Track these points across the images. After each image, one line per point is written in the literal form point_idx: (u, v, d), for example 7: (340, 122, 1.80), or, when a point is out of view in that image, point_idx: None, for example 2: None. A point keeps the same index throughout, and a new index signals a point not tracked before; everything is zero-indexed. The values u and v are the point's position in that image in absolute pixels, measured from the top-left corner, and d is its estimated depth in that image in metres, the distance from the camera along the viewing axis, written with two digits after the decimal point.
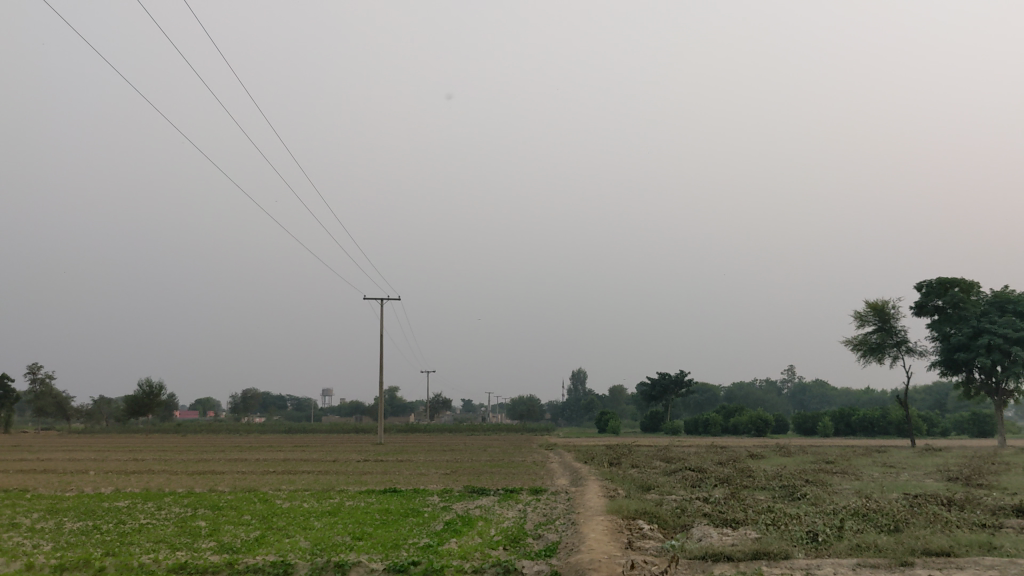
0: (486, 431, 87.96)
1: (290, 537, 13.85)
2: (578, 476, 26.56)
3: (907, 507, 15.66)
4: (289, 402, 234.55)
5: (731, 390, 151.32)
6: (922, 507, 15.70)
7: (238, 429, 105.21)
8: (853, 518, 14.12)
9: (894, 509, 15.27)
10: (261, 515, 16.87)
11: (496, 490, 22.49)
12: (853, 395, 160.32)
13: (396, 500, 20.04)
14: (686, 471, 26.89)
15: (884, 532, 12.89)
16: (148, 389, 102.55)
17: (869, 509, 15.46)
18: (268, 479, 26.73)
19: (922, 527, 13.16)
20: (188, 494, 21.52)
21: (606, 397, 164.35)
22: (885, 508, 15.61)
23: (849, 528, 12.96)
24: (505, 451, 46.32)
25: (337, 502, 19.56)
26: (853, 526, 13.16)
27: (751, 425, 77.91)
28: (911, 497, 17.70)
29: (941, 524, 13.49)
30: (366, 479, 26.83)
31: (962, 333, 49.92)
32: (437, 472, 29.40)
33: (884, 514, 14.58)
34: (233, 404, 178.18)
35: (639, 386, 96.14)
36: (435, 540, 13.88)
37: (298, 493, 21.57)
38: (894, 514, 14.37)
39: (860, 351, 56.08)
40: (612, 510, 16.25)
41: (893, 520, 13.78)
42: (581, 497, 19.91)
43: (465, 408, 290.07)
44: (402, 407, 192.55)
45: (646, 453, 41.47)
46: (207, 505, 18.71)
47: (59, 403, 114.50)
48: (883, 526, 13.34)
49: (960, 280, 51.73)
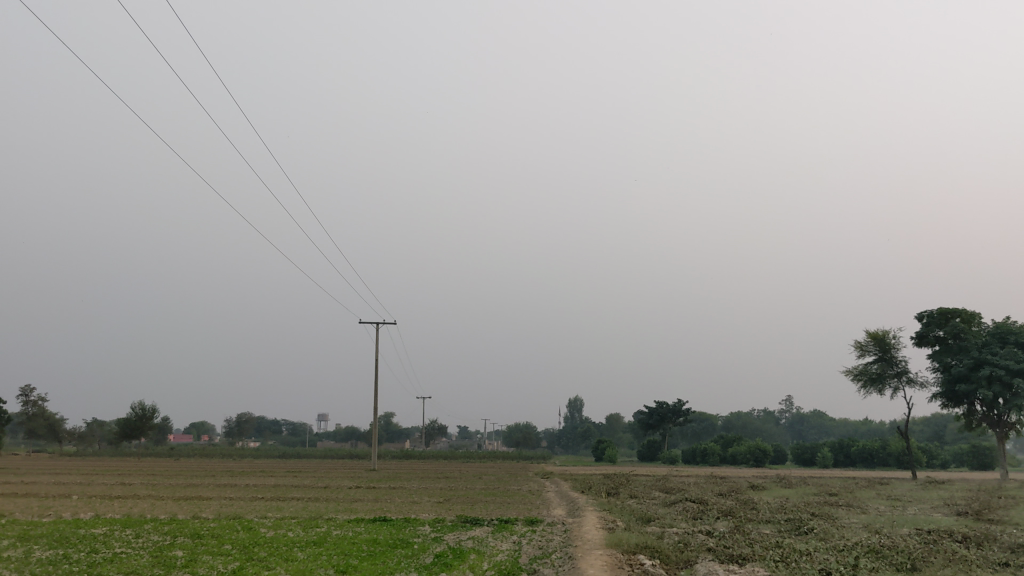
0: (481, 457, 87.16)
1: (270, 570, 13.11)
2: (575, 506, 25.72)
3: (923, 545, 14.89)
4: (284, 427, 233.24)
5: (729, 420, 150.41)
6: (938, 544, 14.93)
7: (231, 453, 104.00)
8: (867, 556, 13.41)
9: (907, 546, 14.58)
10: (244, 544, 16.08)
11: (489, 520, 21.77)
12: (851, 427, 159.22)
13: (385, 530, 19.25)
14: (687, 502, 26.09)
15: (900, 571, 12.17)
16: (141, 412, 101.19)
17: (883, 545, 14.68)
18: (255, 505, 25.84)
19: (941, 566, 12.42)
20: (169, 520, 20.72)
21: (603, 426, 163.36)
22: (900, 544, 14.84)
23: (863, 566, 12.23)
24: (500, 479, 45.48)
25: (324, 531, 18.79)
26: (868, 565, 12.42)
27: (749, 455, 77.11)
28: (923, 533, 16.92)
29: (959, 564, 12.76)
30: (357, 506, 25.99)
31: (963, 363, 49.23)
32: (430, 500, 28.54)
33: (900, 550, 13.89)
34: (227, 428, 176.70)
35: (636, 415, 95.24)
36: None
37: (284, 521, 20.77)
38: (909, 552, 13.63)
39: (860, 382, 55.36)
40: (611, 543, 15.53)
41: (911, 558, 13.06)
42: (577, 529, 19.13)
43: (461, 435, 288.98)
44: (397, 433, 191.09)
45: (644, 483, 40.55)
46: (188, 533, 17.89)
47: (51, 426, 113.16)
48: (898, 564, 12.62)
49: (961, 310, 51.12)
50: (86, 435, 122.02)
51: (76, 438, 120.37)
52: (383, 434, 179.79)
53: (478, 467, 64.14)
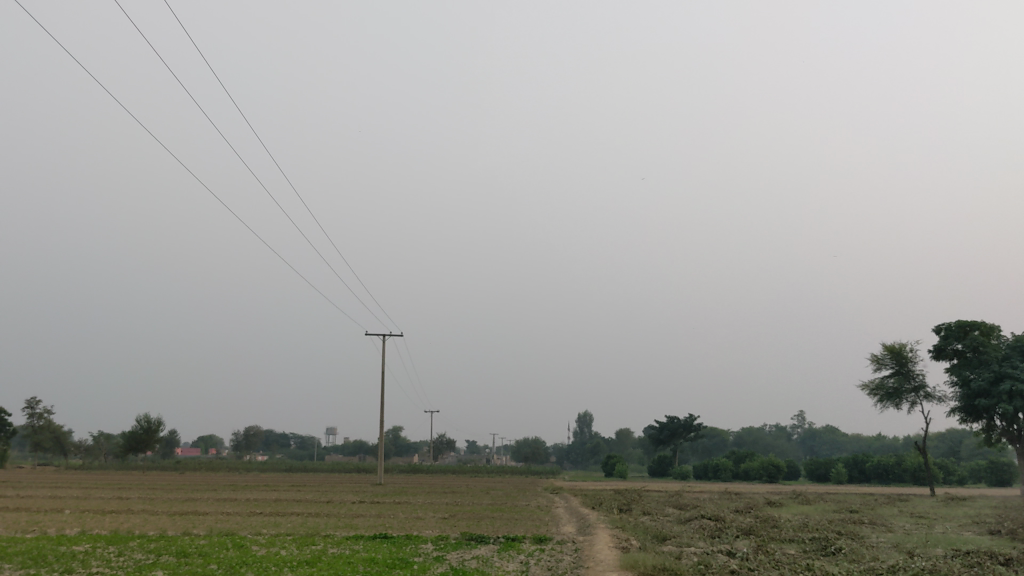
0: (490, 473, 85.79)
1: None
2: (586, 523, 24.57)
3: (965, 568, 13.66)
4: (293, 440, 232.59)
5: (741, 436, 148.90)
6: (981, 568, 13.70)
7: (238, 466, 102.68)
8: None
9: (950, 569, 13.36)
10: (230, 564, 14.93)
11: (495, 538, 20.61)
12: (864, 442, 157.47)
13: (384, 549, 18.07)
14: (703, 520, 24.96)
15: None
16: (146, 425, 100.18)
17: (923, 569, 13.49)
18: (251, 521, 24.64)
19: None
20: (157, 536, 19.67)
21: (614, 441, 161.77)
22: (938, 568, 13.62)
23: None
24: (508, 494, 44.23)
25: (321, 550, 17.65)
26: None
27: (762, 471, 75.63)
28: (961, 554, 15.78)
29: None
30: (357, 522, 24.76)
31: (983, 378, 47.90)
32: (433, 516, 27.36)
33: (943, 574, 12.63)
34: (235, 441, 175.65)
35: (647, 429, 93.83)
36: None
37: (278, 538, 19.70)
38: None
39: (877, 397, 53.97)
40: (628, 565, 14.33)
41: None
42: (590, 548, 18.00)
43: (471, 450, 288.22)
44: (405, 448, 189.65)
45: (658, 498, 39.05)
46: (174, 551, 16.75)
47: (57, 438, 112.20)
48: None
49: (980, 323, 49.84)
50: (92, 448, 120.95)
51: (83, 451, 119.48)
52: (392, 449, 178.47)
53: (487, 482, 63.02)
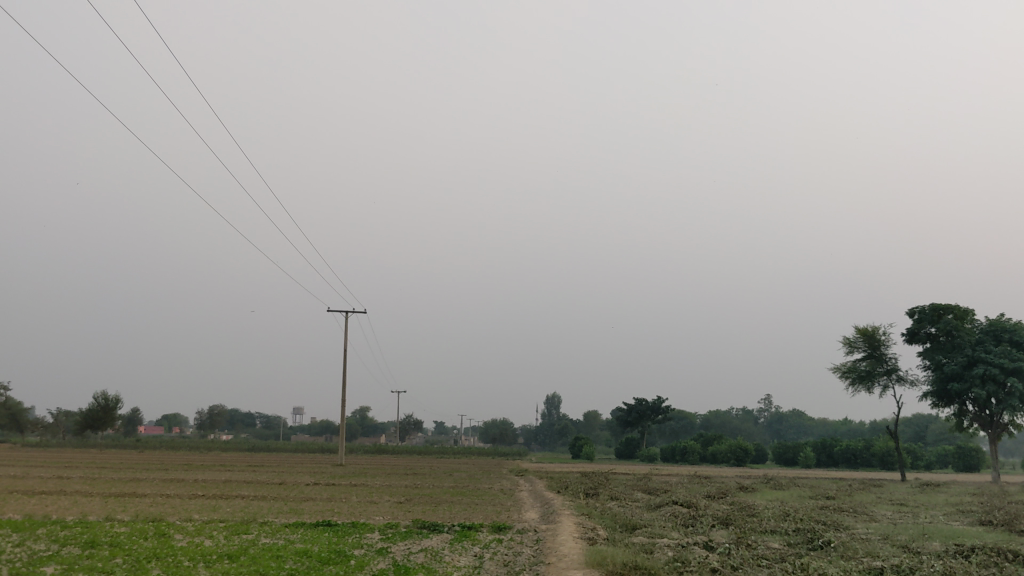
0: (455, 453, 84.05)
1: None
2: (551, 509, 22.81)
3: (951, 561, 12.16)
4: (258, 420, 230.32)
5: (708, 419, 148.40)
6: (959, 560, 12.30)
7: (199, 446, 100.25)
8: None
9: (939, 565, 11.86)
10: (137, 558, 12.92)
11: (450, 526, 18.85)
12: (830, 427, 157.68)
13: (324, 539, 16.17)
14: (675, 506, 23.37)
15: None
16: (104, 402, 97.46)
17: (909, 564, 12.05)
18: (189, 505, 22.71)
19: None
20: (74, 522, 17.68)
21: (581, 423, 161.10)
22: (925, 562, 12.22)
23: None
24: (471, 476, 42.63)
25: (253, 539, 15.84)
26: None
27: (730, 454, 74.53)
28: (951, 548, 14.30)
29: None
30: (304, 507, 22.92)
31: (955, 362, 46.65)
32: (388, 501, 25.69)
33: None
34: (199, 420, 172.69)
35: (614, 411, 92.44)
36: None
37: (207, 526, 17.71)
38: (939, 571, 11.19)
39: (849, 380, 52.76)
40: (593, 562, 12.55)
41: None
42: (552, 540, 16.12)
43: (438, 430, 287.67)
44: (371, 428, 187.31)
45: (625, 482, 37.64)
46: (83, 541, 14.76)
47: (14, 415, 109.26)
48: None
49: (954, 306, 48.43)
50: (50, 425, 118.13)
51: (41, 428, 116.71)
52: (359, 429, 176.45)
53: (451, 463, 61.38)
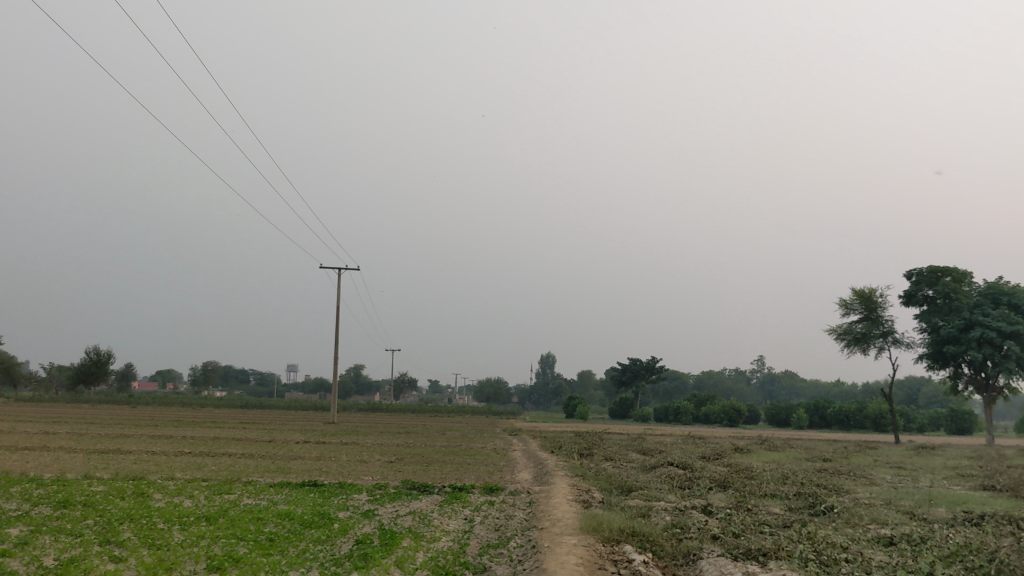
0: (450, 412, 83.73)
1: (99, 560, 9.53)
2: (544, 470, 22.34)
3: (961, 530, 11.62)
4: (253, 377, 230.57)
5: (701, 379, 148.69)
6: (970, 529, 11.74)
7: (192, 400, 100.03)
8: (895, 547, 10.29)
9: (949, 533, 11.27)
10: (109, 520, 12.29)
11: (441, 487, 18.29)
12: (823, 389, 158.10)
13: (309, 500, 15.58)
14: (671, 468, 22.89)
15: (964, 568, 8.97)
16: (95, 357, 96.83)
17: (917, 532, 11.52)
18: (176, 463, 22.12)
19: (999, 560, 9.30)
20: (51, 480, 17.07)
21: (575, 383, 161.33)
22: (934, 530, 11.66)
23: (888, 564, 9.09)
24: (464, 435, 42.29)
25: (235, 499, 15.28)
26: (893, 561, 9.31)
27: (723, 415, 74.31)
28: (957, 515, 13.75)
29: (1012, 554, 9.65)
30: (292, 466, 22.33)
31: (952, 325, 46.16)
32: (379, 460, 25.19)
33: (979, 546, 10.09)
34: (193, 377, 172.50)
35: (609, 370, 92.16)
36: (300, 566, 9.62)
37: (188, 484, 17.13)
38: (952, 541, 10.63)
39: (844, 342, 52.30)
40: (588, 528, 11.94)
41: (1017, 560, 9.17)
42: (545, 503, 15.57)
43: (432, 388, 288.58)
44: (365, 386, 187.52)
45: (620, 443, 37.23)
46: (55, 501, 14.12)
47: (7, 369, 108.72)
48: (944, 558, 9.50)
49: (953, 269, 47.82)
50: (44, 379, 117.64)
51: (34, 382, 116.47)
52: (353, 386, 176.63)
53: (445, 422, 61.05)
